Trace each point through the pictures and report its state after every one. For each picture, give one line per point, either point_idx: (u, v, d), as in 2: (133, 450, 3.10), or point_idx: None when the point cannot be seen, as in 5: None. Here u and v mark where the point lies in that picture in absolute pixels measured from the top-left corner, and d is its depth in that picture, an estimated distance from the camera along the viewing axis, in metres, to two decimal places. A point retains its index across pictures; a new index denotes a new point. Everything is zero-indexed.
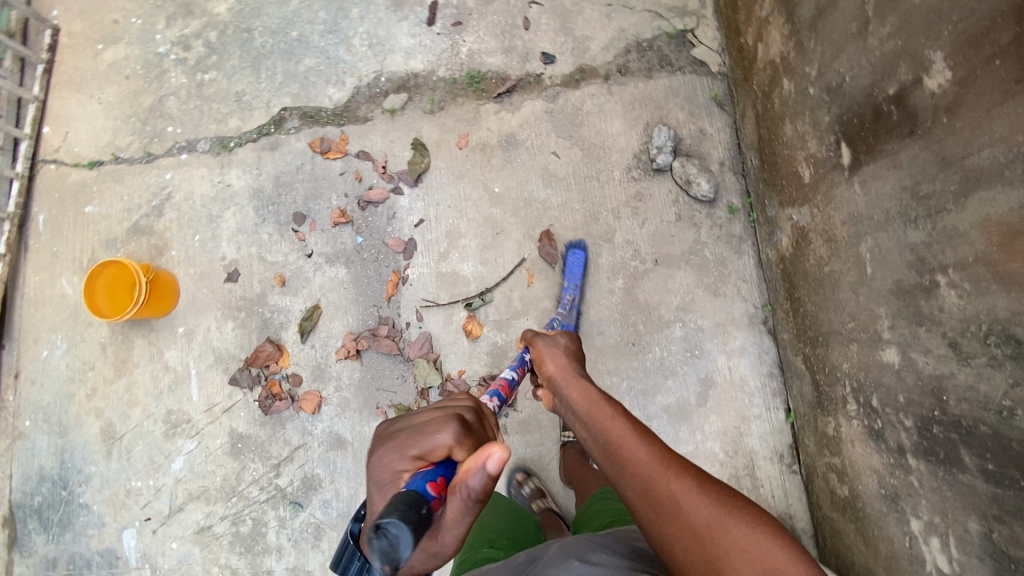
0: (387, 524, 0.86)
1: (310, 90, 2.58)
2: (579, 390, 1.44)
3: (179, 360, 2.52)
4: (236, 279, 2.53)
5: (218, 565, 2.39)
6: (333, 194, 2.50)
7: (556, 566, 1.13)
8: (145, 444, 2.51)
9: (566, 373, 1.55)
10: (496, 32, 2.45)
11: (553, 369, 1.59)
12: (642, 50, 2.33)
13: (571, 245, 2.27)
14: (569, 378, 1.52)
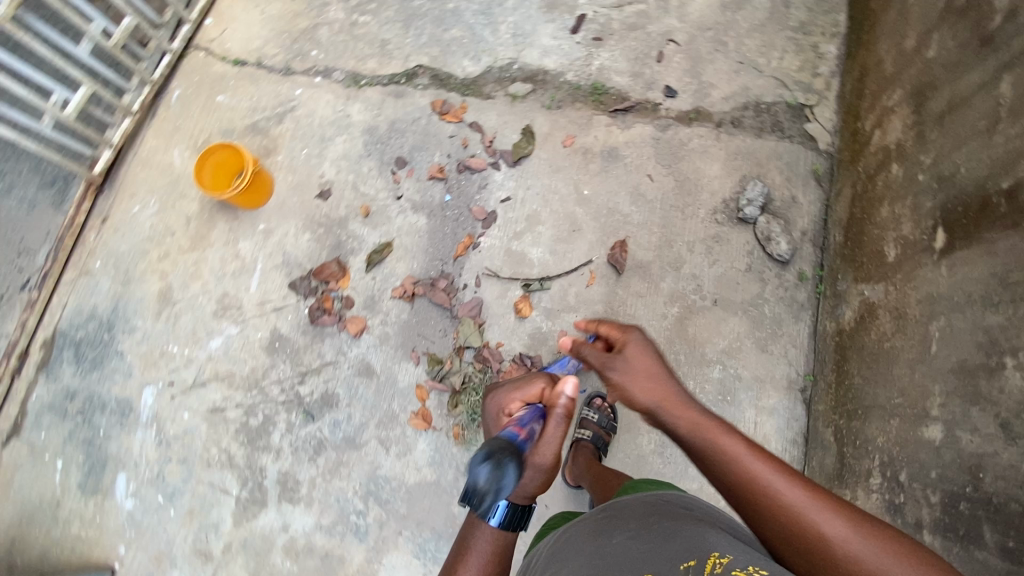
0: (505, 471, 1.27)
1: (447, 55, 2.78)
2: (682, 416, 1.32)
3: (250, 252, 2.68)
4: (326, 197, 2.70)
5: (218, 447, 2.49)
6: (437, 151, 2.66)
7: (608, 521, 1.31)
8: (194, 316, 2.66)
9: (656, 390, 1.39)
10: (630, 57, 2.63)
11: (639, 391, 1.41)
12: (759, 111, 2.47)
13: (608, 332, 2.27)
14: (663, 398, 1.37)
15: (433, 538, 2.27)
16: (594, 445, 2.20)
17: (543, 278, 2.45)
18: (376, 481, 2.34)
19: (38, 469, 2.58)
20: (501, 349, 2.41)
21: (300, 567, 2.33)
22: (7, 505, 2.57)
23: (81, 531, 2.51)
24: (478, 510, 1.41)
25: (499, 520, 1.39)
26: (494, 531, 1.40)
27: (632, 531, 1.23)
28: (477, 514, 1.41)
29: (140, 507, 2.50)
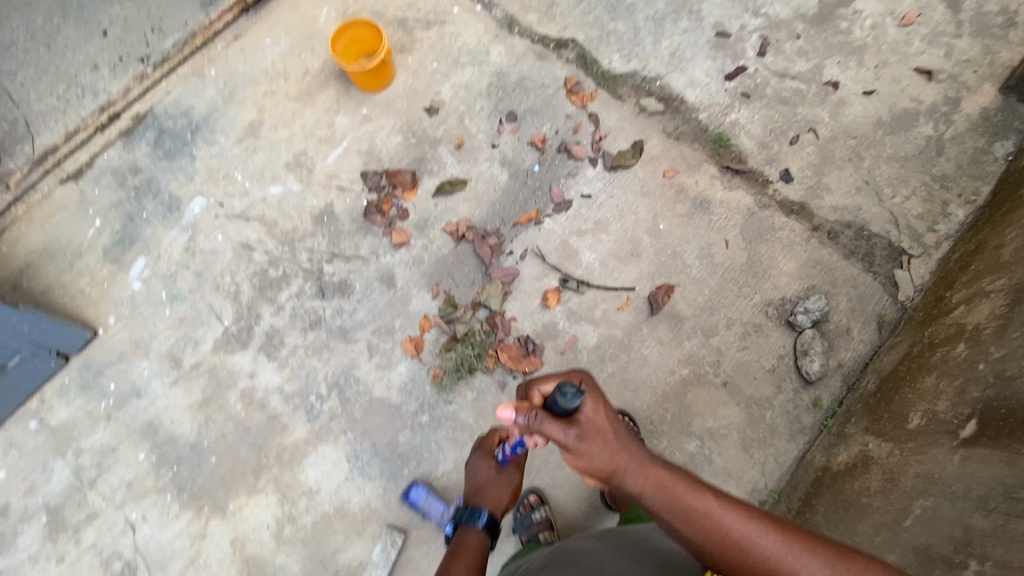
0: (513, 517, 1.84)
1: (603, 42, 2.79)
2: (646, 475, 1.35)
3: (343, 128, 2.77)
4: (432, 114, 2.75)
5: (231, 279, 2.59)
6: (549, 123, 2.69)
7: (598, 544, 1.57)
8: (268, 157, 2.75)
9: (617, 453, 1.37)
10: (767, 126, 2.60)
11: (602, 454, 1.36)
12: (859, 236, 2.42)
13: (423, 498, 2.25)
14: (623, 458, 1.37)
15: (369, 451, 2.35)
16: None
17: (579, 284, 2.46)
18: (347, 378, 2.43)
19: (78, 218, 2.70)
20: (510, 324, 2.44)
21: (248, 416, 2.42)
22: (38, 234, 2.69)
23: (86, 288, 2.61)
24: (467, 521, 1.83)
25: (484, 522, 1.83)
26: (478, 532, 1.81)
27: (624, 553, 1.50)
28: (466, 525, 1.83)
29: (144, 294, 2.59)
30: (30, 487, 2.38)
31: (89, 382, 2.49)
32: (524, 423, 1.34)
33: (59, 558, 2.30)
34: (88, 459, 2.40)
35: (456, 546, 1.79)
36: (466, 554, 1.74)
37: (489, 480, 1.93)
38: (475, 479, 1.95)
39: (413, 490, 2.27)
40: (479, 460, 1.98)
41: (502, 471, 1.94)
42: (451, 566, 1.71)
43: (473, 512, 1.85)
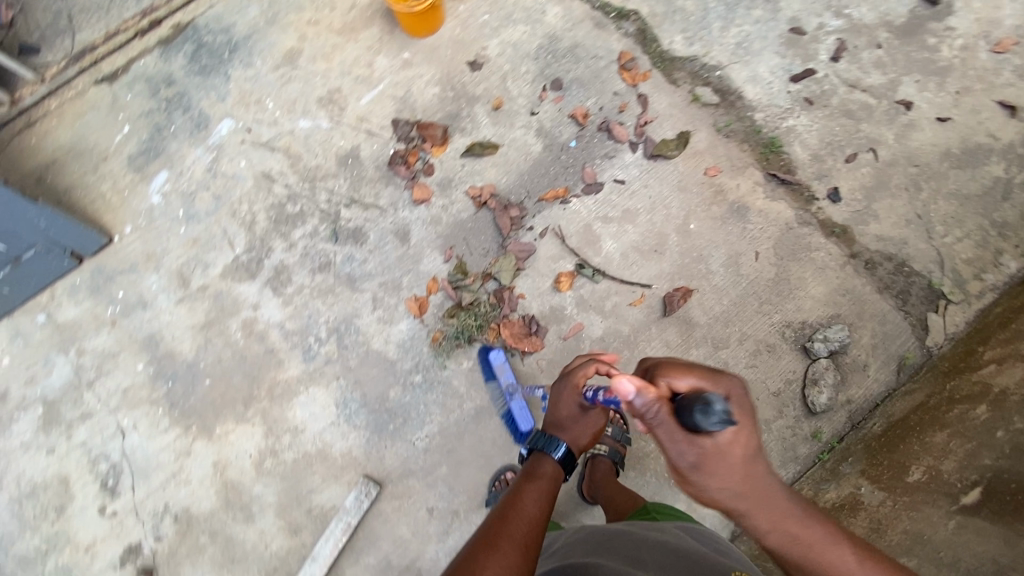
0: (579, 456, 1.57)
1: (667, 19, 2.61)
2: (772, 519, 1.22)
3: (382, 70, 2.67)
4: (475, 70, 2.63)
5: (248, 207, 2.56)
6: (594, 98, 2.55)
7: (614, 531, 1.51)
8: (302, 89, 2.67)
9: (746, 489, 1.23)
10: (825, 138, 2.43)
11: (724, 485, 1.22)
12: (898, 271, 2.28)
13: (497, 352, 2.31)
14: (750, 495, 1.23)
15: (358, 401, 2.36)
16: (611, 460, 2.11)
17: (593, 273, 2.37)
18: (348, 326, 2.42)
19: (107, 121, 2.68)
20: (518, 300, 2.38)
21: (246, 345, 2.44)
22: (67, 131, 2.68)
23: (107, 192, 2.62)
24: (541, 448, 1.48)
25: (562, 454, 1.47)
26: (553, 465, 1.45)
27: (644, 535, 1.48)
28: (541, 452, 1.47)
29: (162, 209, 2.59)
30: (32, 377, 2.45)
31: (98, 287, 2.52)
32: (641, 412, 1.23)
33: (50, 449, 2.39)
34: (88, 360, 2.46)
35: (528, 472, 1.45)
36: (540, 484, 1.41)
37: (573, 418, 1.50)
38: (554, 411, 1.53)
39: (494, 350, 2.31)
40: (564, 393, 1.52)
41: (588, 411, 1.51)
42: (522, 486, 1.41)
43: (550, 440, 1.48)
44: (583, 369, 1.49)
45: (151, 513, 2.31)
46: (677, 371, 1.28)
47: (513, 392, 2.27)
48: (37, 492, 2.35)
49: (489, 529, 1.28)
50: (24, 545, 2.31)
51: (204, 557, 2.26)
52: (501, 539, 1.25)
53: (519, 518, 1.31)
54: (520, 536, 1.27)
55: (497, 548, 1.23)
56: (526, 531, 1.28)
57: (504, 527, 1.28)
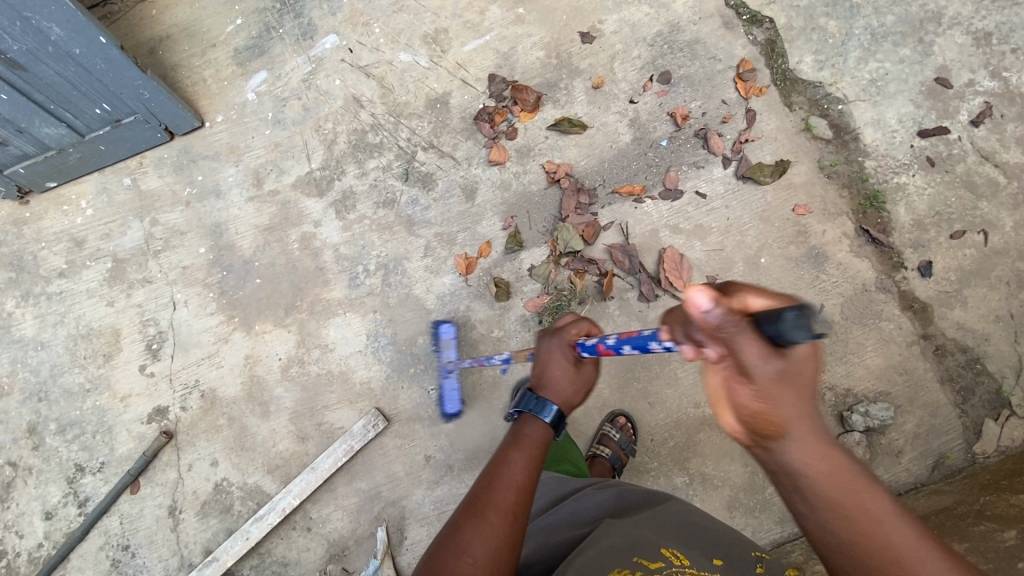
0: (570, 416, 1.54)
1: (802, 36, 2.41)
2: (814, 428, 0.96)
3: (493, 20, 2.60)
4: (584, 42, 2.53)
5: (332, 127, 2.61)
6: (699, 101, 2.42)
7: (625, 495, 1.57)
8: (411, 21, 2.65)
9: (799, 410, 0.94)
10: (935, 206, 2.23)
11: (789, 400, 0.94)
12: (967, 366, 2.13)
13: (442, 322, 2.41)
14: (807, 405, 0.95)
15: (387, 337, 2.43)
16: (610, 465, 2.12)
17: (649, 291, 2.31)
18: (396, 265, 2.48)
19: (224, 9, 2.76)
20: (566, 289, 2.37)
21: (300, 257, 2.54)
22: (185, 11, 2.77)
23: (209, 79, 2.72)
24: (532, 412, 1.46)
25: (551, 417, 1.46)
26: (542, 425, 1.45)
27: (653, 503, 1.53)
28: (531, 414, 1.46)
29: (254, 107, 2.68)
30: (109, 233, 2.66)
31: (182, 166, 2.68)
32: (714, 325, 0.87)
33: (111, 302, 2.60)
34: (160, 231, 2.64)
35: (515, 435, 1.44)
36: (526, 451, 1.39)
37: (563, 374, 1.49)
38: (543, 370, 1.52)
39: (446, 324, 2.39)
40: (552, 350, 1.51)
41: (579, 367, 1.50)
42: (507, 454, 1.39)
43: (541, 402, 1.47)
44: (574, 326, 1.51)
45: (183, 384, 2.50)
46: (752, 290, 0.97)
47: (450, 368, 2.34)
48: (91, 336, 2.59)
49: (474, 499, 1.28)
50: (71, 379, 2.56)
51: (219, 437, 2.44)
52: (489, 510, 1.25)
53: (505, 486, 1.30)
54: (508, 504, 1.27)
55: (485, 518, 1.23)
56: (514, 499, 1.28)
57: (493, 497, 1.28)
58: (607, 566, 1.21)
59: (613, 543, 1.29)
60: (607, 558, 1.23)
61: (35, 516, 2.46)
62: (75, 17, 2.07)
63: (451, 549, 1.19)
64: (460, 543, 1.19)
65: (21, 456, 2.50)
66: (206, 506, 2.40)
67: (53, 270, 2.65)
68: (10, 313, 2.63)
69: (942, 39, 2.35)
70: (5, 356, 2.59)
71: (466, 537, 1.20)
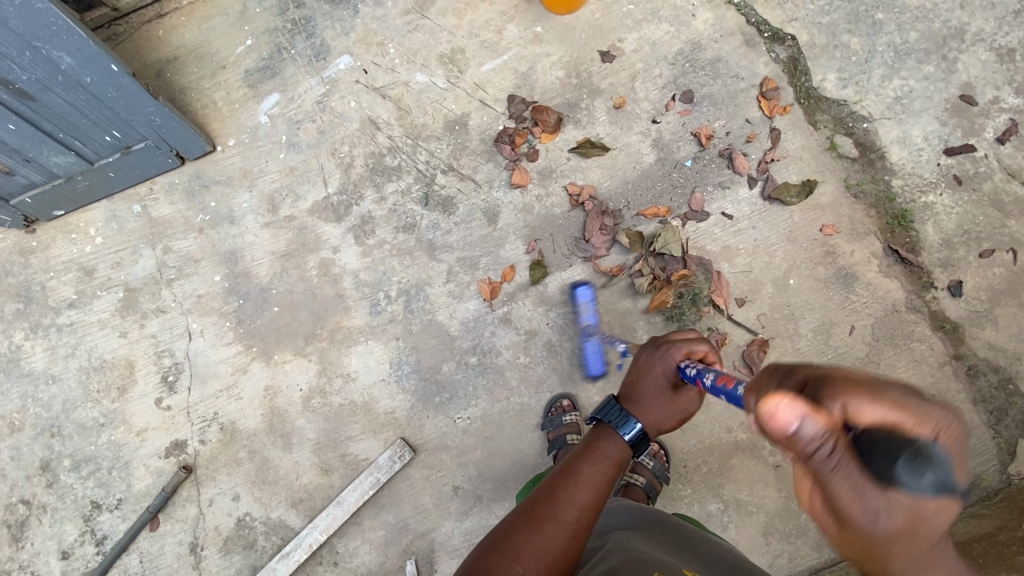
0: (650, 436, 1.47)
1: (825, 53, 2.40)
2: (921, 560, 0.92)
3: (511, 39, 2.56)
4: (604, 61, 2.49)
5: (348, 150, 2.56)
6: (723, 120, 2.39)
7: (643, 512, 1.56)
8: (426, 41, 2.60)
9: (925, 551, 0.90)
10: (963, 224, 2.22)
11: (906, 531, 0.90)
12: (1000, 386, 2.13)
13: (579, 283, 2.35)
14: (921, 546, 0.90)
15: (411, 365, 2.39)
16: (645, 493, 2.06)
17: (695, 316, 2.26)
18: (418, 291, 2.43)
19: (233, 29, 2.70)
20: (635, 285, 2.31)
21: (319, 284, 2.48)
22: (193, 32, 2.71)
23: (219, 102, 2.65)
24: (613, 424, 1.39)
25: (633, 435, 1.38)
26: (622, 443, 1.38)
27: (670, 526, 1.51)
28: (613, 428, 1.39)
29: (267, 130, 2.62)
30: (119, 262, 2.59)
31: (194, 191, 2.62)
32: (807, 452, 0.89)
33: (124, 333, 2.54)
34: (173, 259, 2.57)
35: (588, 448, 1.38)
36: (600, 467, 1.33)
37: (659, 394, 1.42)
38: (639, 383, 1.44)
39: (585, 286, 2.33)
40: (653, 366, 1.44)
41: (678, 391, 1.43)
42: (578, 467, 1.34)
43: (625, 417, 1.39)
44: (686, 347, 1.43)
45: (201, 417, 2.44)
46: (859, 396, 0.89)
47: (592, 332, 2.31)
48: (104, 369, 2.52)
49: (534, 508, 1.25)
50: (84, 414, 2.49)
51: (239, 471, 2.39)
52: (546, 522, 1.22)
53: (568, 502, 1.26)
54: (569, 521, 1.23)
55: (540, 529, 1.21)
56: (574, 517, 1.24)
57: (555, 509, 1.24)
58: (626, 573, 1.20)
59: (632, 555, 1.28)
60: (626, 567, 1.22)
61: (51, 556, 2.39)
62: (88, 46, 1.98)
63: (504, 551, 1.18)
64: (507, 549, 1.18)
65: (34, 494, 2.43)
66: (229, 542, 2.34)
67: (62, 301, 2.58)
68: (18, 346, 2.56)
69: (966, 56, 2.33)
70: (15, 391, 2.52)
71: (518, 543, 1.19)
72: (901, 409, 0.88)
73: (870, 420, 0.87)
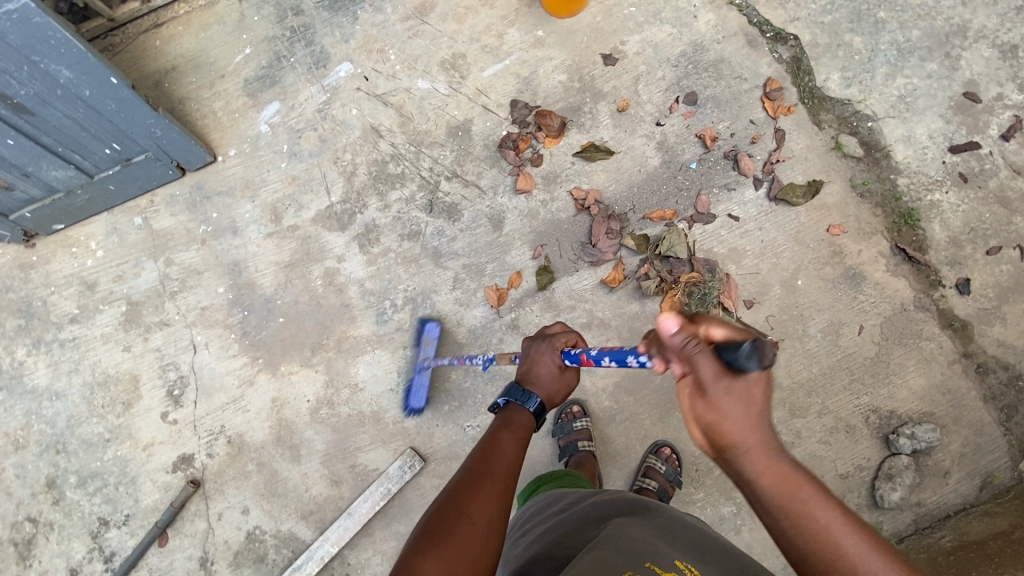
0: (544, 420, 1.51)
1: (828, 52, 2.39)
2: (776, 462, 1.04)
3: (512, 43, 2.54)
4: (606, 65, 2.48)
5: (351, 158, 2.54)
6: (727, 122, 2.39)
7: (637, 499, 1.51)
8: (427, 47, 2.59)
9: (751, 422, 1.04)
10: (969, 222, 2.22)
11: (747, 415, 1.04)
12: (1010, 383, 2.13)
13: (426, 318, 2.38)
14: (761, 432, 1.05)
15: (418, 374, 2.37)
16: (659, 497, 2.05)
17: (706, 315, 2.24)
18: (424, 299, 2.42)
19: (231, 38, 2.67)
20: (643, 288, 2.30)
21: (324, 294, 2.47)
22: (190, 41, 2.68)
23: (219, 112, 2.63)
24: (518, 400, 1.43)
25: (536, 407, 1.43)
26: (527, 416, 1.42)
27: (667, 513, 1.46)
28: (517, 404, 1.43)
29: (268, 139, 2.60)
30: (121, 275, 2.57)
31: (195, 203, 2.60)
32: (678, 345, 1.04)
33: (127, 347, 2.51)
34: (176, 271, 2.55)
35: (502, 422, 1.41)
36: (516, 433, 1.38)
37: (548, 376, 1.48)
38: (529, 369, 1.49)
39: (432, 323, 2.36)
40: (540, 352, 1.51)
41: (564, 372, 1.50)
42: (497, 434, 1.36)
43: (527, 394, 1.44)
44: (564, 334, 1.53)
45: (208, 430, 2.42)
46: (717, 317, 1.12)
47: (426, 364, 2.33)
48: (108, 384, 2.49)
49: (470, 472, 1.25)
50: (89, 429, 2.46)
51: (248, 484, 2.37)
52: (482, 483, 1.22)
53: (498, 463, 1.28)
54: (502, 480, 1.24)
55: (481, 491, 1.21)
56: (507, 476, 1.26)
57: (489, 470, 1.26)
58: (618, 566, 1.16)
59: (623, 544, 1.24)
60: (615, 560, 1.18)
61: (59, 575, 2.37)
62: (87, 59, 1.95)
63: (447, 514, 1.16)
64: (452, 512, 1.16)
65: (41, 511, 2.41)
66: (239, 556, 2.32)
67: (64, 316, 2.55)
68: (20, 362, 2.53)
69: (968, 53, 2.33)
70: (18, 408, 2.49)
71: (462, 509, 1.16)
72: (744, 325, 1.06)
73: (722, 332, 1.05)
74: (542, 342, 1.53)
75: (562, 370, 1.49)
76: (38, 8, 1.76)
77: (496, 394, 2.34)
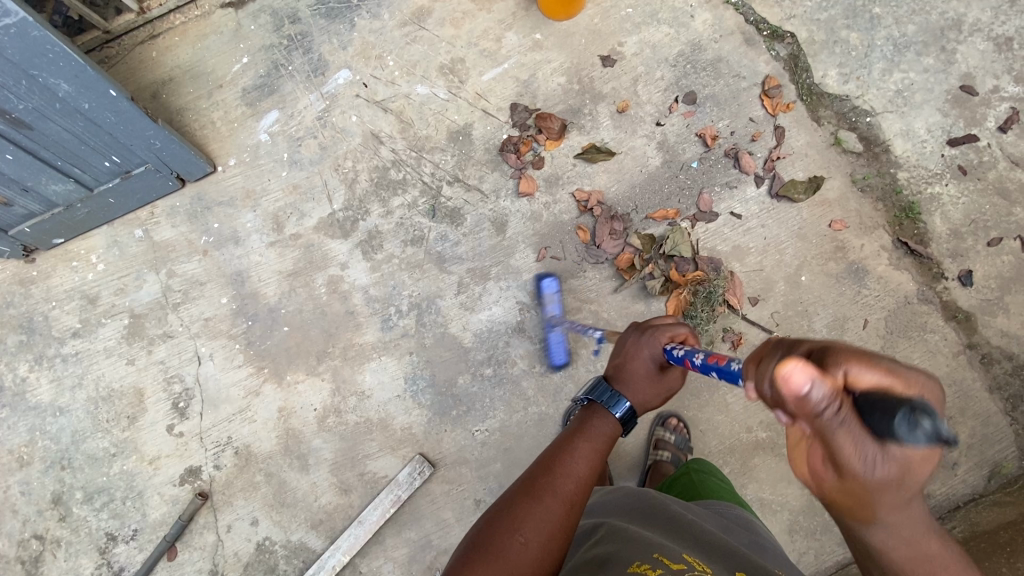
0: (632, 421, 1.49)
1: (825, 49, 2.41)
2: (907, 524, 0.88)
3: (510, 47, 2.55)
4: (605, 66, 2.49)
5: (352, 165, 2.54)
6: (727, 120, 2.40)
7: (645, 494, 1.53)
8: (425, 52, 2.59)
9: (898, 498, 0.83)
10: (970, 214, 2.24)
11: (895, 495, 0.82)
12: (1015, 373, 2.15)
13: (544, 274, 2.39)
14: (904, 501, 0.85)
15: (426, 380, 2.37)
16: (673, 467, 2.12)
17: (711, 314, 2.24)
18: (429, 305, 2.41)
19: (228, 48, 2.66)
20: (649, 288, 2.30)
21: (329, 301, 2.46)
22: (187, 51, 2.67)
23: (217, 122, 2.62)
24: (605, 404, 1.41)
25: (623, 413, 1.41)
26: (614, 423, 1.40)
27: (676, 509, 1.47)
28: (603, 406, 1.41)
29: (268, 148, 2.59)
30: (122, 288, 2.55)
31: (196, 214, 2.58)
32: (812, 413, 0.78)
33: (131, 360, 2.50)
34: (178, 283, 2.54)
35: (582, 426, 1.40)
36: (594, 444, 1.36)
37: (644, 377, 1.43)
38: (625, 364, 1.45)
39: (550, 278, 2.37)
40: (637, 351, 1.44)
41: (662, 373, 1.44)
42: (571, 444, 1.35)
43: (615, 396, 1.42)
44: (669, 331, 1.43)
45: (214, 442, 2.41)
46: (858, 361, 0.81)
47: (555, 322, 2.34)
48: (112, 398, 2.47)
49: (534, 480, 1.27)
50: (94, 444, 2.45)
51: (257, 495, 2.35)
52: (546, 494, 1.24)
53: (565, 475, 1.28)
54: (566, 492, 1.25)
55: (541, 501, 1.22)
56: (571, 489, 1.26)
57: (555, 479, 1.27)
58: (626, 561, 1.17)
59: (631, 539, 1.26)
60: (623, 555, 1.19)
61: None
62: (85, 72, 1.94)
63: (503, 526, 1.18)
64: (508, 523, 1.19)
65: (48, 528, 2.39)
66: (250, 568, 2.31)
67: (66, 330, 2.53)
68: (23, 378, 2.51)
69: (963, 46, 2.36)
70: (21, 424, 2.47)
71: (516, 517, 1.20)
72: (895, 374, 0.81)
73: (869, 384, 0.80)
74: (644, 338, 1.44)
75: (661, 371, 1.43)
76: (36, 22, 1.74)
77: (507, 397, 2.34)
